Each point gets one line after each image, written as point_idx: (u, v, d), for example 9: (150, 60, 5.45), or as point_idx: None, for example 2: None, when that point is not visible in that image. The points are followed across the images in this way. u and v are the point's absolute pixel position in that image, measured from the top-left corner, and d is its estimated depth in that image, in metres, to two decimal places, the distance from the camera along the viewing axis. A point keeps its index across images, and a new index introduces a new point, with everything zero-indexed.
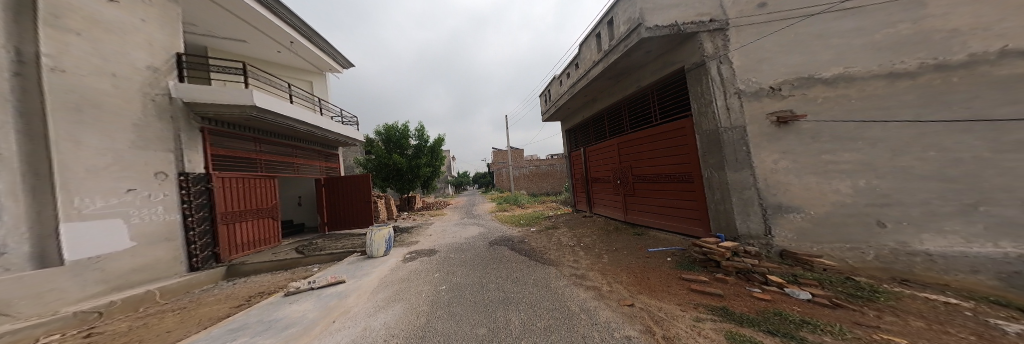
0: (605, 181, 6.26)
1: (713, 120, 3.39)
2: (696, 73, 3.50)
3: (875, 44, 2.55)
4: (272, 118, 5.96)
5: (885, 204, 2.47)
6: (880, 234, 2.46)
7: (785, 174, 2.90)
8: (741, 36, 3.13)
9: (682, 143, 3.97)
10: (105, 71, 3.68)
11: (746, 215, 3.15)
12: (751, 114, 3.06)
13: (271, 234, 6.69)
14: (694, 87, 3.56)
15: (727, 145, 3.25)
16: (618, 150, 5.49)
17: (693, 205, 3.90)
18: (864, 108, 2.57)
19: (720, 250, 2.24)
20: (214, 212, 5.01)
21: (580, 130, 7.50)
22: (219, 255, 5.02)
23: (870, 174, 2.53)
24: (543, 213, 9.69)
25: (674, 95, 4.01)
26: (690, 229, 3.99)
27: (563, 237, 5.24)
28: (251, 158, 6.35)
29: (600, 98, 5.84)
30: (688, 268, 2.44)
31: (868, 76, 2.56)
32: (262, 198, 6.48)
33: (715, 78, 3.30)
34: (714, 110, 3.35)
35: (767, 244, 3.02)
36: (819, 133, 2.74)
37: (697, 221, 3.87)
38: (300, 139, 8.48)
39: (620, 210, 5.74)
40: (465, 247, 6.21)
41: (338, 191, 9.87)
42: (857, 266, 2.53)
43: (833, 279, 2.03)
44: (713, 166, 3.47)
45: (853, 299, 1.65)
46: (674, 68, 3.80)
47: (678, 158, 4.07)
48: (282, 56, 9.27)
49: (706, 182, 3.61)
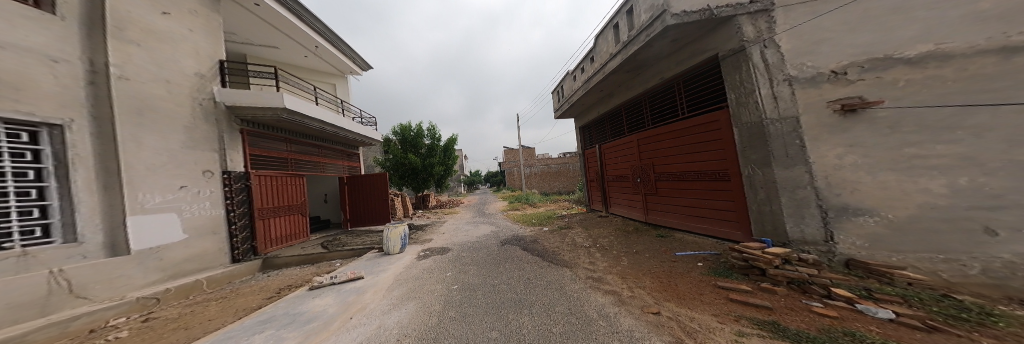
0: (622, 180, 5.99)
1: (756, 112, 3.05)
2: (735, 60, 3.18)
3: (979, 14, 2.01)
4: (300, 120, 6.33)
5: (992, 207, 1.92)
6: (987, 243, 1.92)
7: (853, 170, 2.43)
8: (791, 16, 2.72)
9: (716, 137, 3.64)
10: (161, 79, 4.06)
11: (799, 217, 2.77)
12: (804, 102, 2.66)
13: (299, 229, 7.12)
14: (731, 75, 3.25)
15: (773, 137, 2.90)
16: (638, 147, 5.20)
17: (729, 206, 3.57)
18: (965, 91, 2.02)
19: (766, 257, 1.98)
20: (252, 208, 5.39)
21: (595, 126, 7.23)
22: (256, 248, 5.40)
23: (974, 170, 1.98)
24: (556, 212, 9.50)
25: (707, 85, 3.68)
26: (726, 232, 3.66)
27: (578, 238, 5.05)
28: (282, 157, 6.77)
29: (616, 92, 5.57)
30: (724, 275, 2.21)
31: (972, 53, 2.01)
32: (292, 194, 6.90)
33: (759, 66, 2.96)
34: (756, 100, 3.04)
35: (829, 251, 2.56)
36: (900, 123, 2.23)
37: (734, 223, 3.54)
38: (325, 139, 8.95)
39: (639, 210, 5.45)
40: (476, 245, 6.23)
41: (360, 189, 10.33)
42: (955, 281, 2.01)
43: (922, 296, 1.68)
44: (756, 163, 3.12)
45: (954, 322, 1.36)
46: (705, 57, 3.49)
47: (711, 153, 3.74)
48: (308, 61, 9.86)
49: (747, 180, 3.25)
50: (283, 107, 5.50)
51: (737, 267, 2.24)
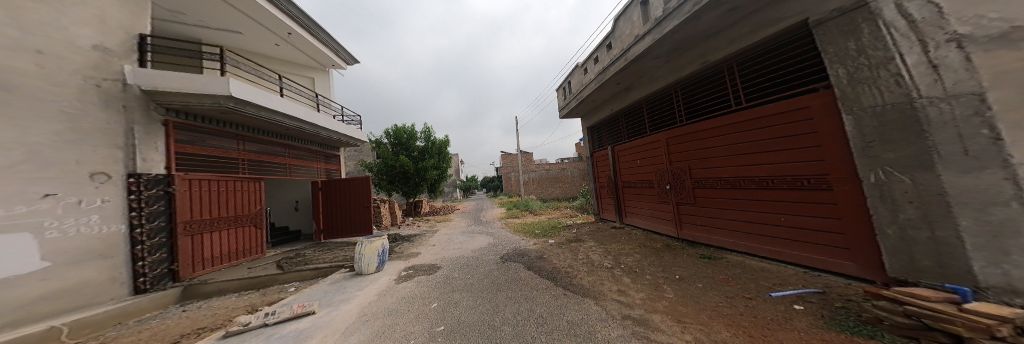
0: (643, 186, 5.32)
1: (891, 89, 2.10)
2: (842, 23, 2.37)
3: None
4: (253, 111, 5.23)
5: None
6: None
7: None
8: None
9: (798, 132, 2.84)
10: (26, 48, 2.93)
11: (994, 254, 1.66)
12: (993, 70, 1.62)
13: (253, 244, 5.97)
14: (838, 43, 2.41)
15: (933, 127, 1.87)
16: (671, 147, 4.50)
17: (830, 226, 2.68)
18: None
19: (972, 325, 1.23)
20: (173, 223, 4.29)
21: (606, 126, 6.66)
22: (175, 273, 4.26)
23: None
24: (560, 221, 8.76)
25: (784, 66, 2.96)
26: (812, 258, 2.84)
27: (593, 254, 4.49)
28: (233, 157, 5.62)
29: (636, 85, 4.99)
30: (867, 335, 1.52)
31: None
32: (244, 204, 5.74)
33: (898, 24, 2.03)
34: (873, 77, 2.20)
35: None
36: None
37: (828, 248, 2.72)
38: (291, 137, 7.69)
39: (668, 222, 4.76)
40: (471, 263, 5.41)
41: (336, 195, 9.16)
42: None
43: None
44: (894, 164, 2.12)
45: None
46: (784, 25, 2.74)
47: (788, 154, 2.96)
48: (279, 50, 8.66)
49: (869, 190, 2.32)
50: (228, 95, 4.48)
51: (900, 329, 1.51)
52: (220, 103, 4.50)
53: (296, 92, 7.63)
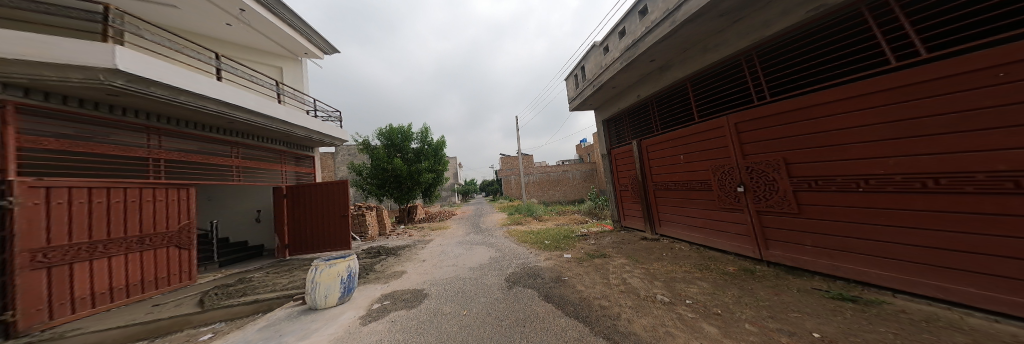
0: (696, 188, 4.26)
1: None
2: None
3: None
4: (157, 92, 3.93)
5: None
6: None
7: None
8: None
9: (984, 100, 1.74)
10: None
11: None
12: None
13: (173, 270, 4.61)
14: None
15: None
16: (743, 136, 3.42)
17: None
18: None
19: None
20: (9, 252, 2.87)
21: (630, 117, 5.93)
22: (11, 325, 2.84)
23: None
24: (571, 228, 7.80)
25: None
26: None
27: (635, 280, 3.56)
28: (144, 158, 4.37)
29: (678, 63, 4.20)
30: None
31: None
32: (162, 218, 4.47)
33: None
34: None
35: None
36: None
37: None
38: (243, 134, 6.37)
39: (742, 237, 3.62)
40: (472, 290, 4.33)
41: (305, 203, 7.70)
42: None
43: None
44: None
45: None
46: None
47: (972, 138, 1.81)
48: (233, 31, 7.19)
49: None
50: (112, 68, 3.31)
51: None
52: (102, 82, 3.33)
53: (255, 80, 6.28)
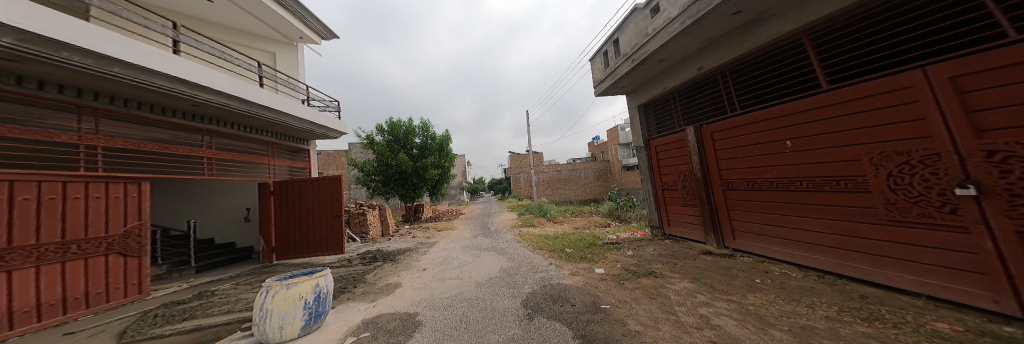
0: (823, 188, 2.98)
1: None
2: None
3: None
4: (75, 60, 2.96)
5: None
6: None
7: None
8: None
9: None
10: None
11: None
12: None
13: (115, 282, 3.68)
14: None
15: None
16: (963, 100, 1.98)
17: None
18: None
19: None
20: None
21: (686, 97, 4.70)
22: None
23: None
24: (598, 233, 6.59)
25: None
26: None
27: (727, 323, 2.34)
28: (76, 144, 3.44)
29: (789, 14, 2.98)
30: None
31: None
32: (98, 220, 3.53)
33: None
34: None
35: None
36: None
37: None
38: (217, 120, 5.43)
39: (917, 265, 2.31)
40: (482, 318, 3.21)
41: (293, 201, 6.73)
42: None
43: None
44: None
45: None
46: None
47: None
48: (214, 9, 6.23)
49: None
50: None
51: None
52: None
53: (233, 58, 5.34)
